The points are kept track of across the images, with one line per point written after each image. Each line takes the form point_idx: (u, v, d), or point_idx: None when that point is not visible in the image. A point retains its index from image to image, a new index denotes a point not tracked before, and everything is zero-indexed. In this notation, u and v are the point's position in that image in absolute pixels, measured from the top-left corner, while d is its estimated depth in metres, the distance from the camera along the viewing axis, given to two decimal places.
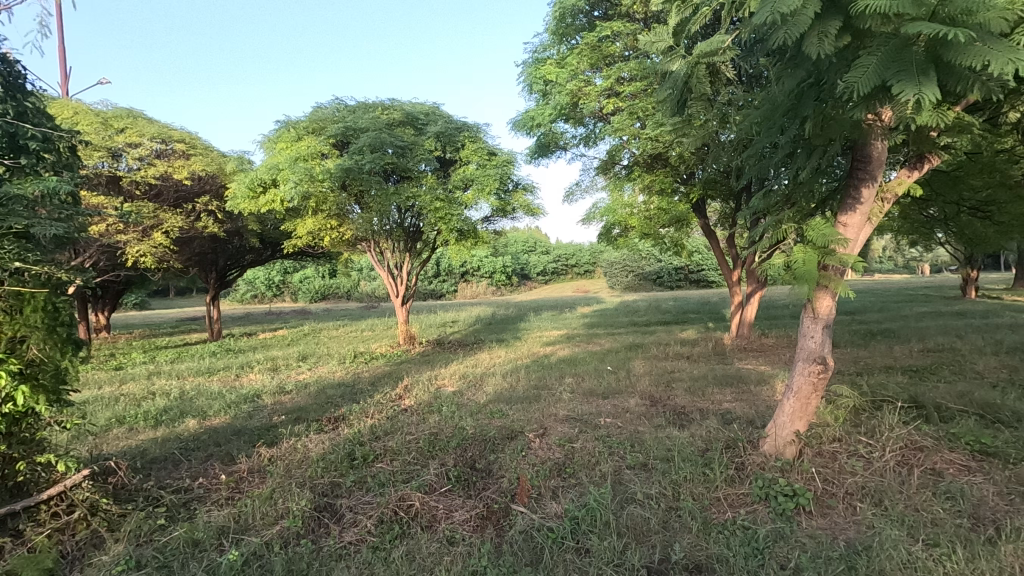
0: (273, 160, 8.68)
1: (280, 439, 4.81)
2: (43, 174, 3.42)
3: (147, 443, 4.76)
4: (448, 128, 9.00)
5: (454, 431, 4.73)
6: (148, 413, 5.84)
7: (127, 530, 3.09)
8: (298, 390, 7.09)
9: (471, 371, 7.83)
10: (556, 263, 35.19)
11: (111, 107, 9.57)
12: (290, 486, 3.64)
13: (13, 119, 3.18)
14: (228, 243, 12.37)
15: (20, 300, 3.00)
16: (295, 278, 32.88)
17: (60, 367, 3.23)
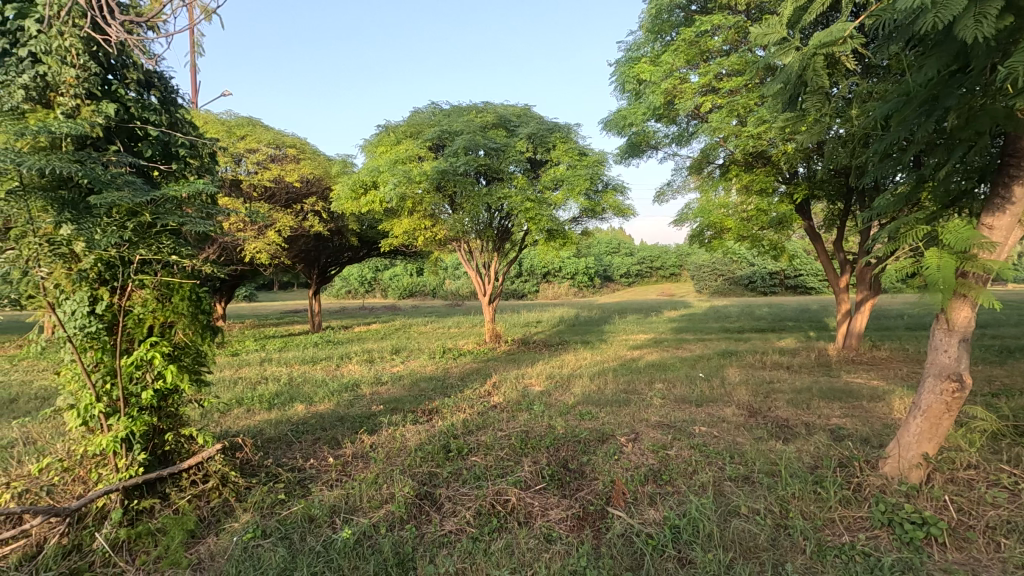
0: (374, 162, 9.16)
1: (380, 428, 5.08)
2: (190, 178, 3.84)
3: (264, 423, 5.20)
4: (539, 129, 9.06)
5: (546, 430, 4.76)
6: (263, 396, 6.38)
7: (253, 501, 3.40)
8: (393, 381, 7.44)
9: (558, 371, 7.84)
10: (640, 265, 34.34)
11: (234, 116, 10.55)
12: (391, 473, 3.83)
13: (166, 129, 3.61)
14: (329, 242, 13.22)
15: (170, 289, 3.38)
16: (385, 276, 34.52)
17: (200, 351, 3.62)
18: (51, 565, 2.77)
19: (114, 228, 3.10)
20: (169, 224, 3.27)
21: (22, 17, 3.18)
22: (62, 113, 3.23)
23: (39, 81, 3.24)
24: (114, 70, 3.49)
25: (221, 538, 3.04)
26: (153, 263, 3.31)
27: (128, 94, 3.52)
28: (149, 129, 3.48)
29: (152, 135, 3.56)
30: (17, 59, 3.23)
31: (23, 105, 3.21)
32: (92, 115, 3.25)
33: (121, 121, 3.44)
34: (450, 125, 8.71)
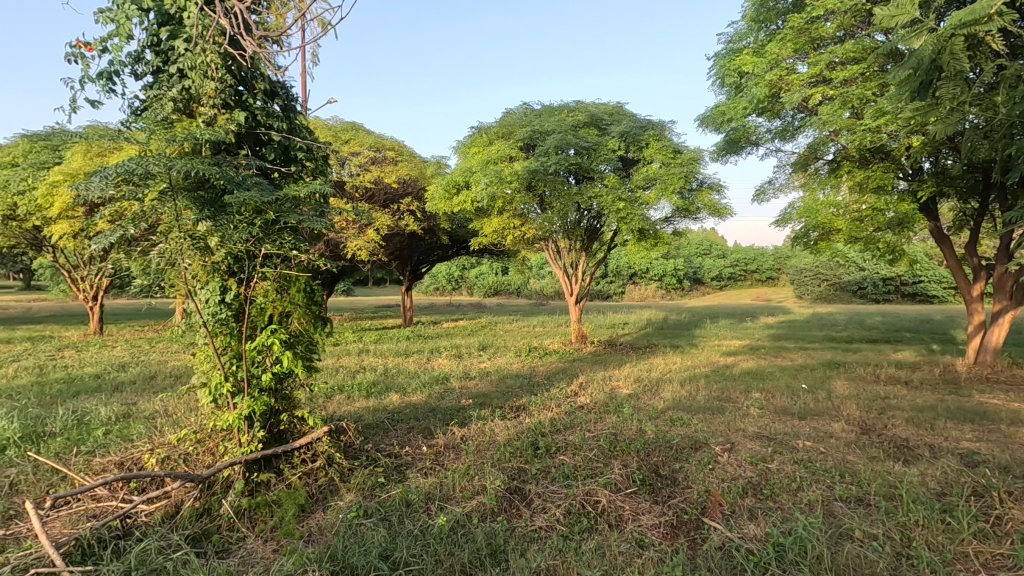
0: (467, 163, 9.42)
1: (470, 421, 5.22)
2: (306, 179, 4.15)
3: (363, 409, 5.53)
4: (632, 127, 8.88)
5: (636, 433, 4.66)
6: (362, 384, 6.79)
7: (355, 483, 3.61)
8: (481, 376, 7.63)
9: (647, 375, 7.65)
10: (734, 268, 32.65)
11: (339, 121, 11.28)
12: (482, 465, 3.92)
13: (287, 134, 3.94)
14: (422, 240, 13.77)
15: (288, 281, 3.66)
16: (472, 274, 35.44)
17: (312, 339, 3.90)
18: (187, 525, 3.11)
19: (244, 224, 3.44)
20: (290, 221, 3.57)
21: (173, 37, 3.60)
22: (203, 122, 3.61)
23: (185, 94, 3.65)
24: (245, 81, 3.85)
25: (328, 514, 3.26)
26: (275, 257, 3.62)
27: (257, 103, 3.87)
28: (272, 134, 3.81)
29: (275, 140, 3.89)
30: (169, 75, 3.66)
31: (172, 115, 3.63)
32: (227, 123, 3.60)
33: (249, 128, 3.79)
34: (542, 125, 8.76)
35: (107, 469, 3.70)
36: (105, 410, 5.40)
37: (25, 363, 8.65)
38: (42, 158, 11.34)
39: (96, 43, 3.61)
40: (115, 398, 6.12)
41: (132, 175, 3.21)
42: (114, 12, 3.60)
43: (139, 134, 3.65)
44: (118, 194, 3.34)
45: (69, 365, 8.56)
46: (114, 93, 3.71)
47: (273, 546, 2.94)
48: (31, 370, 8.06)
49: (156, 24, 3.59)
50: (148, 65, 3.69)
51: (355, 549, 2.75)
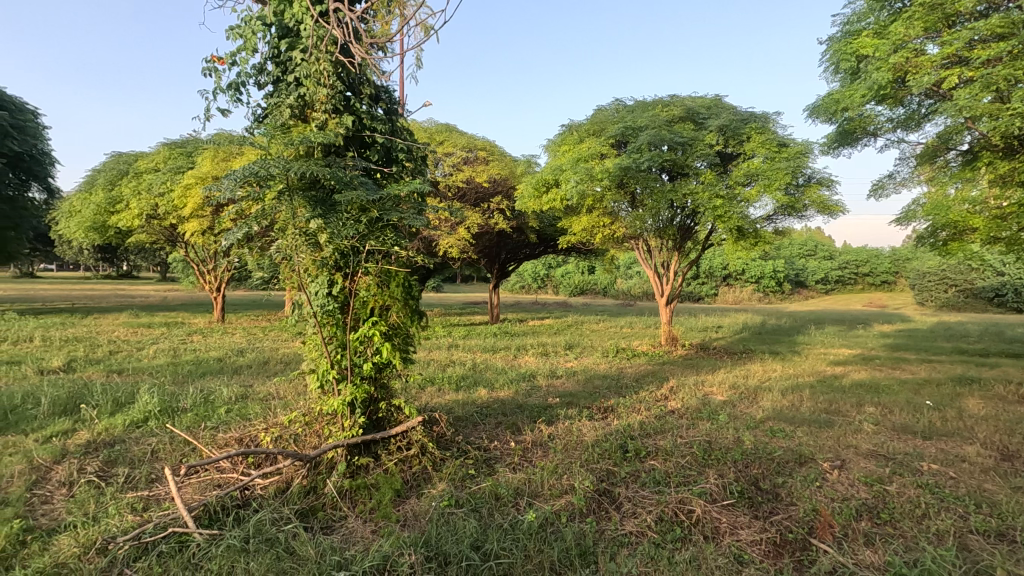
0: (557, 161, 9.40)
1: (557, 420, 5.20)
2: (405, 178, 4.33)
3: (453, 402, 5.69)
4: (733, 120, 8.42)
5: (732, 443, 4.42)
6: (452, 377, 7.00)
7: (447, 473, 3.72)
8: (568, 376, 7.58)
9: (744, 382, 7.22)
10: (843, 271, 30.07)
11: (434, 123, 11.72)
12: (570, 465, 3.90)
13: (389, 136, 4.13)
14: (510, 238, 13.94)
15: (388, 276, 3.85)
16: (558, 273, 35.53)
17: (409, 332, 4.06)
18: (296, 500, 3.35)
19: (351, 222, 3.65)
20: (392, 219, 3.72)
21: (291, 49, 3.90)
22: (316, 127, 3.87)
23: (301, 100, 3.93)
24: (353, 87, 4.08)
25: (422, 501, 3.39)
26: (377, 253, 3.81)
27: (363, 106, 4.09)
28: (377, 136, 4.01)
29: (379, 141, 4.09)
30: (287, 84, 3.96)
31: (290, 121, 3.93)
32: (336, 127, 3.83)
33: (356, 131, 4.01)
34: (635, 121, 8.55)
35: (229, 444, 4.08)
36: (227, 390, 5.97)
37: (162, 345, 9.78)
38: (179, 163, 12.77)
39: (227, 57, 3.98)
40: (236, 379, 6.77)
41: (256, 177, 3.51)
42: (243, 28, 3.94)
43: (261, 139, 3.98)
44: (244, 194, 3.67)
45: (197, 348, 9.57)
46: (241, 102, 4.08)
47: (372, 527, 3.09)
48: (167, 352, 9.10)
49: (277, 37, 3.90)
50: (269, 75, 4.02)
51: (448, 538, 2.83)
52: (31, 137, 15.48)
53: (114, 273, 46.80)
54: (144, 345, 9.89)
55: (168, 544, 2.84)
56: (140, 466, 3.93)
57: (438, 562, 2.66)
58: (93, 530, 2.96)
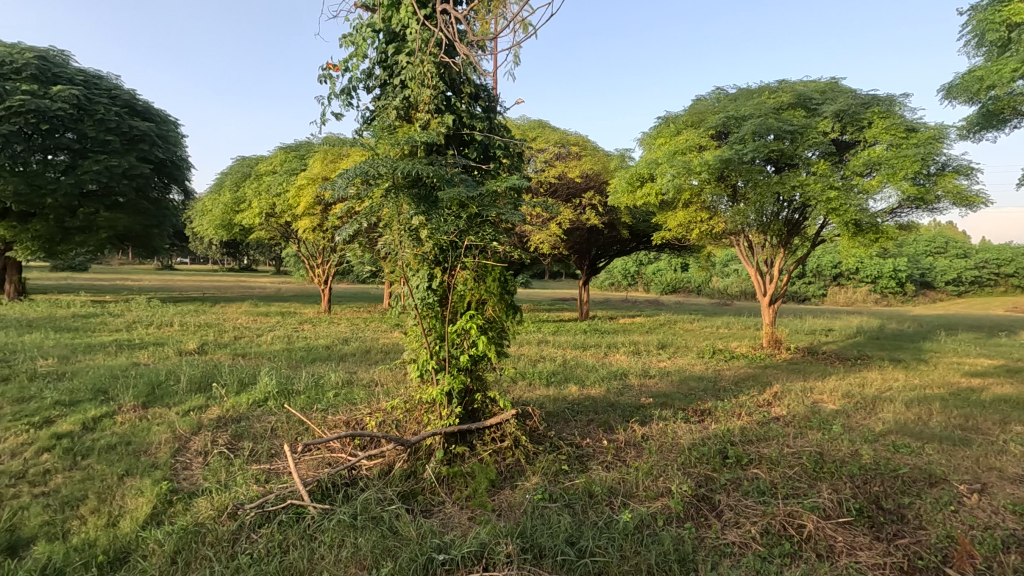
0: (652, 155, 9.13)
1: (650, 420, 5.06)
2: (503, 174, 4.39)
3: (545, 397, 5.72)
4: (851, 104, 7.71)
5: (847, 456, 4.06)
6: (543, 373, 7.04)
7: (540, 467, 3.75)
8: (661, 376, 7.34)
9: (859, 390, 6.61)
10: (980, 271, 26.63)
11: (527, 120, 11.85)
12: (666, 467, 3.77)
13: (488, 133, 4.21)
14: (601, 234, 13.76)
15: (484, 270, 3.93)
16: (649, 270, 34.62)
17: (504, 326, 4.12)
18: (398, 483, 3.52)
19: (452, 218, 3.76)
20: (491, 215, 3.79)
21: (397, 53, 4.09)
22: (420, 127, 4.03)
23: (406, 102, 4.12)
24: (454, 87, 4.21)
25: (516, 492, 3.43)
26: (475, 248, 3.90)
27: (463, 105, 4.20)
28: (476, 134, 4.11)
29: (477, 139, 4.18)
30: (394, 86, 4.17)
31: (396, 122, 4.13)
32: (438, 126, 3.97)
33: (456, 129, 4.13)
34: (738, 110, 8.08)
35: (337, 426, 4.37)
36: (334, 376, 6.42)
37: (278, 332, 10.70)
38: (293, 166, 13.87)
39: (340, 64, 4.25)
40: (343, 366, 7.25)
41: (366, 176, 3.73)
42: (354, 36, 4.20)
43: (370, 140, 4.22)
44: (355, 192, 3.91)
45: (308, 336, 10.37)
46: (352, 106, 4.35)
47: (468, 514, 3.18)
48: (282, 338, 9.94)
49: (385, 43, 4.12)
50: (377, 79, 4.25)
51: (543, 531, 2.85)
52: (173, 145, 17.53)
53: (237, 266, 51.82)
54: (263, 331, 10.87)
55: (287, 514, 3.10)
56: (262, 441, 4.33)
57: (533, 554, 2.69)
58: (225, 496, 3.29)
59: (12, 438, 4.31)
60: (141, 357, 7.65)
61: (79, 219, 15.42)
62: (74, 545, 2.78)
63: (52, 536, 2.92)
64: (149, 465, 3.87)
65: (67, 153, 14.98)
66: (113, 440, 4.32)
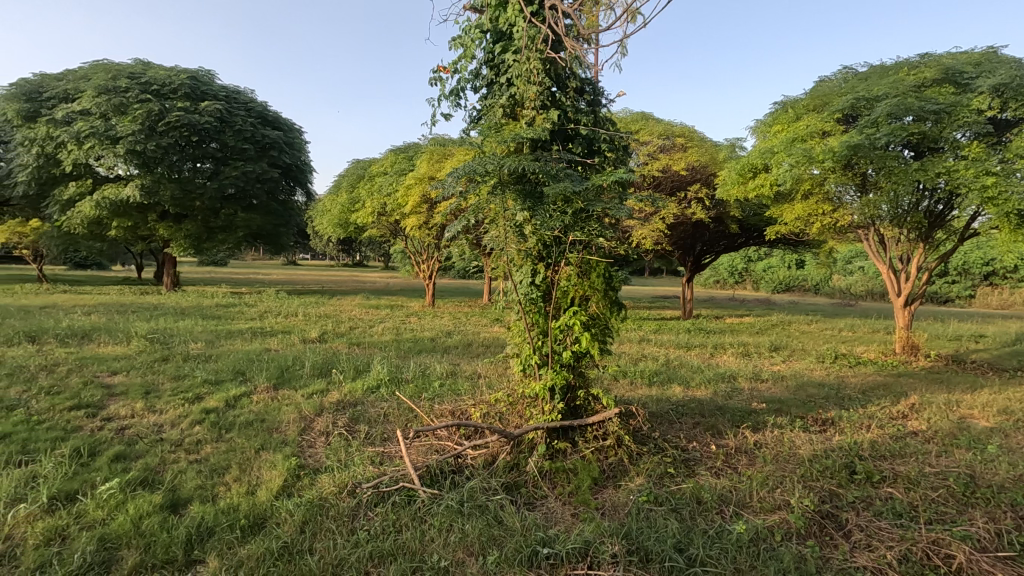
0: (767, 143, 8.53)
1: (764, 427, 4.74)
2: (608, 168, 4.32)
3: (648, 397, 5.56)
4: (1014, 75, 6.67)
5: (1008, 481, 3.52)
6: (645, 372, 6.85)
7: (644, 469, 3.64)
8: (775, 380, 6.85)
9: (1021, 407, 5.72)
10: None
11: (630, 113, 11.58)
12: (784, 479, 3.51)
13: (593, 127, 4.16)
14: (707, 229, 13.12)
15: (589, 266, 3.88)
16: (759, 267, 32.50)
17: (607, 323, 4.05)
18: (502, 474, 3.60)
19: (557, 214, 3.75)
20: (597, 210, 3.73)
21: (504, 51, 4.16)
22: (525, 123, 4.07)
23: (511, 99, 4.18)
24: (560, 83, 4.20)
25: (621, 492, 3.37)
26: (579, 243, 3.87)
27: (569, 100, 4.18)
28: (581, 129, 4.07)
29: (582, 133, 4.14)
30: (500, 85, 4.26)
31: (502, 120, 4.21)
32: (543, 122, 3.98)
33: (562, 124, 4.12)
34: (870, 90, 7.29)
35: (444, 415, 4.55)
36: (439, 367, 6.70)
37: (388, 324, 11.37)
38: (402, 166, 14.65)
39: (450, 66, 4.40)
40: (447, 358, 7.55)
41: (473, 175, 3.82)
42: (463, 38, 4.33)
43: (477, 139, 4.33)
44: (463, 190, 4.03)
45: (414, 328, 10.90)
46: (460, 106, 4.50)
47: (571, 511, 3.17)
48: (392, 330, 10.55)
49: (492, 43, 4.22)
50: (484, 79, 4.36)
51: (649, 534, 2.77)
52: (298, 151, 19.29)
53: (351, 262, 55.92)
54: (374, 323, 11.60)
55: (399, 496, 3.28)
56: (376, 426, 4.62)
57: (639, 556, 2.63)
58: (345, 474, 3.55)
59: (171, 411, 4.96)
60: (272, 343, 8.50)
61: (221, 219, 17.37)
62: (221, 508, 3.14)
63: (203, 498, 3.32)
64: (280, 441, 4.27)
65: (212, 160, 16.96)
66: (250, 417, 4.83)
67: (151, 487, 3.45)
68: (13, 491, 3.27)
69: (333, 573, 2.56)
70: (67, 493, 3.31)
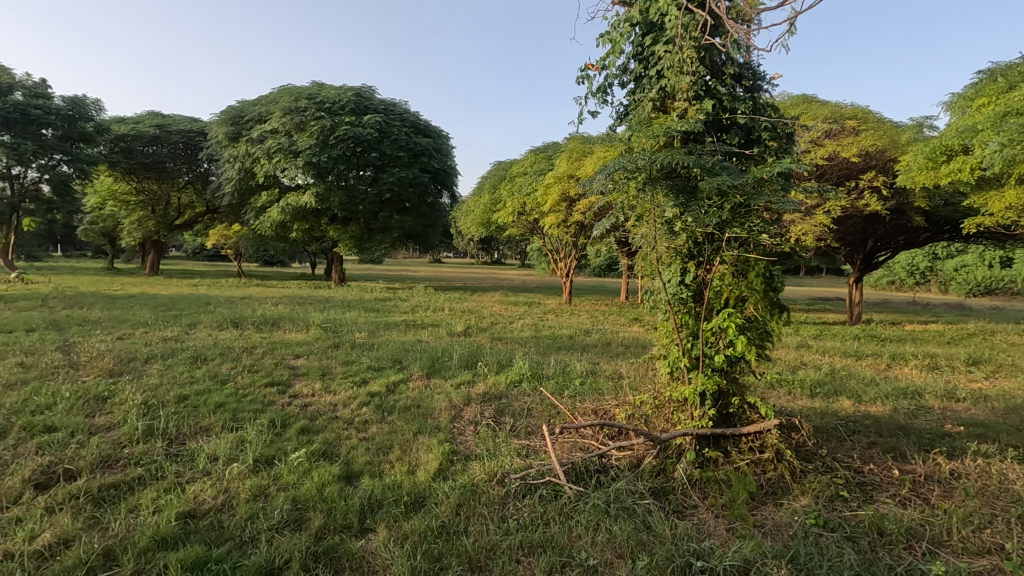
0: (968, 120, 7.25)
1: (963, 455, 4.02)
2: (769, 159, 3.98)
3: (810, 409, 5.03)
4: None
5: None
6: (806, 381, 6.21)
7: (811, 488, 3.31)
8: (975, 400, 5.78)
9: None
10: None
11: (790, 96, 10.63)
12: (993, 518, 2.96)
13: (753, 115, 3.87)
14: (883, 222, 11.51)
15: (747, 265, 3.62)
16: (948, 267, 27.81)
17: (766, 327, 3.73)
18: (648, 478, 3.50)
19: (714, 209, 3.51)
20: (759, 204, 3.42)
21: (655, 42, 4.03)
22: (677, 116, 3.90)
23: (662, 92, 4.05)
24: (717, 71, 3.98)
25: (783, 511, 3.10)
26: (736, 241, 3.61)
27: (725, 87, 3.93)
28: (738, 117, 3.80)
29: (740, 122, 3.85)
30: (650, 78, 4.14)
31: (652, 114, 4.08)
32: (696, 114, 3.79)
33: (716, 114, 3.88)
34: None
35: (587, 413, 4.56)
36: (579, 365, 6.70)
37: (527, 321, 11.66)
38: (542, 166, 14.92)
39: (598, 62, 4.37)
40: (587, 356, 7.54)
41: (622, 171, 3.74)
42: (612, 33, 4.28)
43: (625, 134, 4.25)
44: (611, 187, 3.96)
45: (552, 325, 11.07)
46: (606, 102, 4.46)
47: (726, 525, 2.98)
48: (530, 326, 10.81)
49: (641, 35, 4.11)
50: (633, 73, 4.27)
51: (820, 561, 2.52)
52: (444, 156, 20.67)
53: (490, 259, 58.58)
54: (514, 319, 11.96)
55: (546, 490, 3.36)
56: (521, 419, 4.76)
57: None
58: (494, 463, 3.72)
59: (343, 392, 5.59)
60: (424, 335, 9.19)
61: (379, 221, 19.17)
62: (387, 484, 3.46)
63: (372, 472, 3.69)
64: (434, 426, 4.60)
65: (372, 168, 18.75)
66: (408, 403, 5.27)
67: (329, 459, 3.92)
68: (228, 451, 3.92)
69: (487, 557, 2.69)
70: (267, 457, 3.89)
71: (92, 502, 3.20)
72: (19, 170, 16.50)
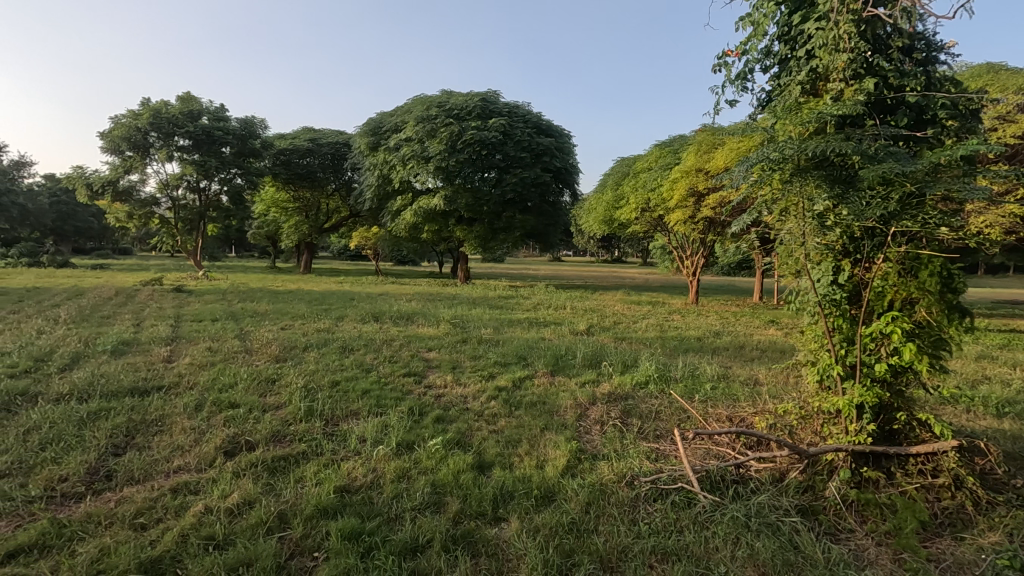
0: None
1: None
2: (947, 141, 3.46)
3: (998, 432, 4.29)
4: None
5: None
6: (992, 399, 5.30)
7: (1002, 523, 2.83)
8: None
9: None
10: None
11: (967, 67, 9.20)
12: None
13: (926, 91, 3.39)
14: None
15: (919, 263, 3.19)
16: None
17: (941, 334, 3.25)
18: (793, 494, 3.23)
19: (877, 200, 3.11)
20: (935, 193, 2.99)
21: (804, 20, 3.70)
22: (831, 99, 3.54)
23: (813, 74, 3.71)
24: (881, 45, 3.55)
25: (965, 547, 2.70)
26: (903, 235, 3.19)
27: (890, 63, 3.49)
28: (908, 95, 3.35)
29: (909, 102, 3.39)
30: (798, 59, 3.81)
31: (800, 98, 3.75)
32: (855, 95, 3.41)
33: (879, 94, 3.47)
34: None
35: (721, 420, 4.30)
36: (710, 368, 6.37)
37: (652, 321, 11.30)
38: (669, 160, 14.38)
39: (737, 48, 4.13)
40: (718, 360, 7.13)
41: (766, 163, 3.47)
42: (754, 15, 4.01)
43: (767, 121, 3.95)
44: (751, 179, 3.70)
45: (678, 326, 10.63)
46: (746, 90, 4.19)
47: (891, 555, 2.67)
48: (655, 326, 10.48)
49: (787, 13, 3.80)
50: (777, 57, 3.97)
51: None
52: (566, 154, 20.73)
53: (611, 258, 57.68)
54: (637, 319, 11.69)
55: (679, 496, 3.24)
56: (649, 422, 4.64)
57: None
58: (623, 464, 3.67)
59: (473, 385, 5.85)
60: (547, 333, 9.31)
61: (503, 221, 19.70)
62: (518, 476, 3.56)
63: (503, 464, 3.82)
64: (560, 424, 4.65)
65: (495, 169, 19.33)
66: (534, 398, 5.37)
67: (462, 448, 4.13)
68: (374, 434, 4.29)
69: (619, 558, 2.67)
70: (408, 442, 4.20)
71: (267, 470, 3.69)
72: (206, 184, 19.46)
